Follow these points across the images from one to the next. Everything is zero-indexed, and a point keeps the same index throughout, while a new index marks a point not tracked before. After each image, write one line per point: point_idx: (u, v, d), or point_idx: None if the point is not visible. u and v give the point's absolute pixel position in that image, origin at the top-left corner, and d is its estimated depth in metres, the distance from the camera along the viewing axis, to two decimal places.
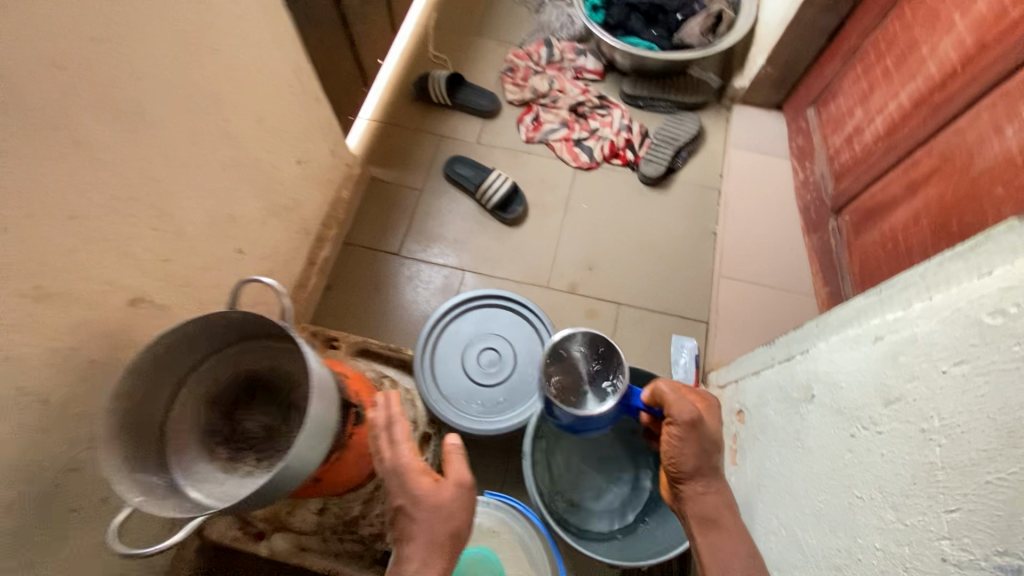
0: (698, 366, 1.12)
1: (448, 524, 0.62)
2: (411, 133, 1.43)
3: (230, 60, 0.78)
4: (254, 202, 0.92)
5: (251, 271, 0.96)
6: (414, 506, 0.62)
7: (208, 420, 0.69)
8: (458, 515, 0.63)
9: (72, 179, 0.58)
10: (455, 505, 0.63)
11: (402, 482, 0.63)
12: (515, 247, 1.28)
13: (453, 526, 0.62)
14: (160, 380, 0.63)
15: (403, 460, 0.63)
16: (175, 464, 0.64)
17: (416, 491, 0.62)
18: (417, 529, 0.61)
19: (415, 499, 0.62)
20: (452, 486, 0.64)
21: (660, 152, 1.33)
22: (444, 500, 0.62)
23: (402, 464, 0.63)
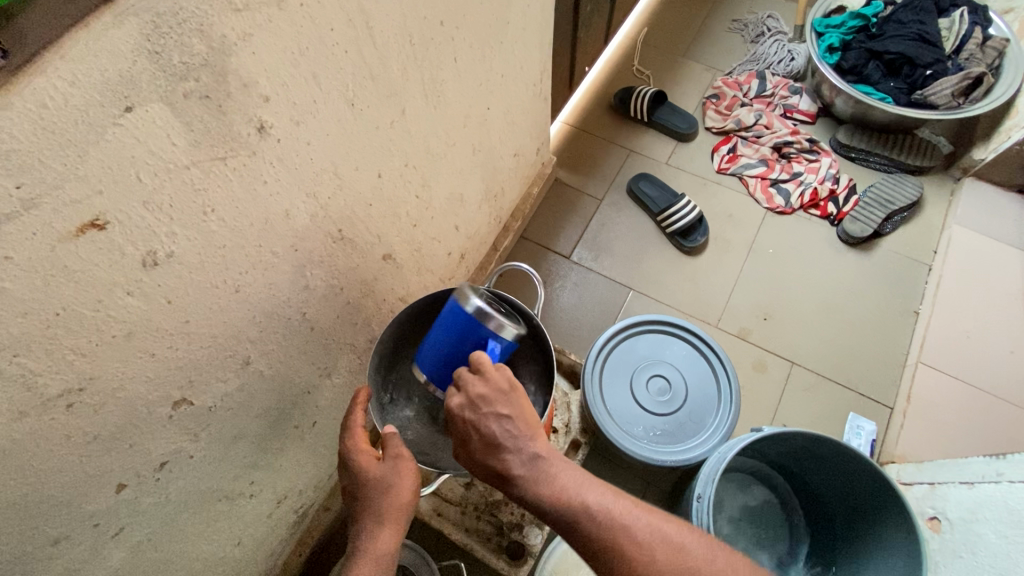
0: (872, 454, 1.03)
1: (386, 498, 0.58)
2: (602, 141, 1.44)
3: (506, 54, 0.83)
4: (477, 185, 0.97)
5: (457, 248, 1.01)
6: (360, 488, 0.60)
7: None
8: (397, 486, 0.58)
9: (385, 140, 0.65)
10: (394, 479, 0.59)
11: (347, 464, 0.61)
12: (687, 278, 1.25)
13: (400, 503, 0.58)
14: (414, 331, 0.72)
15: (346, 445, 0.62)
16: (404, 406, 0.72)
17: (360, 473, 0.60)
18: (369, 506, 0.59)
19: (356, 478, 0.60)
20: (391, 458, 0.59)
21: (871, 212, 1.24)
22: (384, 476, 0.59)
23: (347, 455, 0.61)
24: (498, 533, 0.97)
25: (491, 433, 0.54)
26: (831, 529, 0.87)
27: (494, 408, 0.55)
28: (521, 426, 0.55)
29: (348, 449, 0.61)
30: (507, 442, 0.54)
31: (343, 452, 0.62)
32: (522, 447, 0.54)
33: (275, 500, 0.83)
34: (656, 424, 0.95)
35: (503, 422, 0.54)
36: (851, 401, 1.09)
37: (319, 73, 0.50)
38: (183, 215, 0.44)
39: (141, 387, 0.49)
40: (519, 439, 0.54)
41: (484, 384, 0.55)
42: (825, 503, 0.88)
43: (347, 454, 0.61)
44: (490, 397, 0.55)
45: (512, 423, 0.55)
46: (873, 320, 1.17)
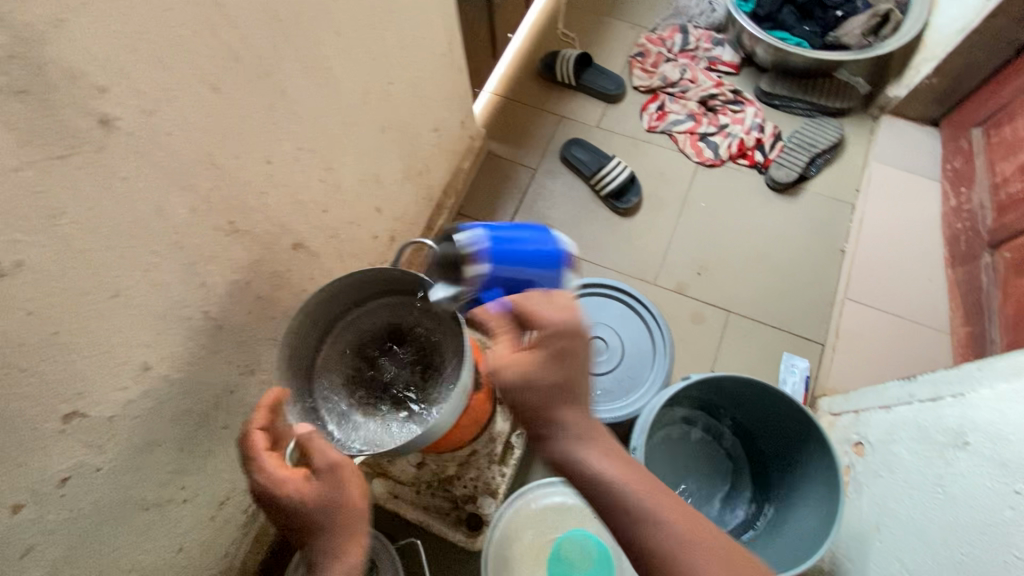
0: (807, 390, 1.07)
1: (337, 526, 0.52)
2: (532, 109, 1.42)
3: (402, 24, 0.81)
4: (394, 164, 0.96)
5: (383, 230, 1.00)
6: (297, 515, 0.53)
7: (352, 365, 0.73)
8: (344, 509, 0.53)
9: (269, 124, 0.63)
10: (339, 501, 0.53)
11: (271, 493, 0.53)
12: (625, 239, 1.26)
13: (351, 527, 0.53)
14: (316, 325, 0.68)
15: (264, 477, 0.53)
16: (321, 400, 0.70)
17: (292, 500, 0.52)
18: (318, 533, 0.52)
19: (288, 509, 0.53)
20: (326, 472, 0.53)
21: (795, 157, 1.27)
22: (325, 501, 0.52)
23: (267, 484, 0.53)
24: (455, 506, 0.98)
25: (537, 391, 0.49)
26: (768, 462, 0.90)
27: (580, 354, 0.49)
28: (574, 393, 0.50)
29: (267, 480, 0.53)
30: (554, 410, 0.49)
31: (259, 484, 0.53)
32: (575, 421, 0.49)
33: (217, 502, 0.82)
34: (595, 384, 0.97)
35: (578, 372, 0.49)
36: (785, 342, 1.13)
37: (168, 57, 0.48)
38: (26, 220, 0.42)
39: (19, 404, 0.47)
40: (557, 424, 0.49)
41: (520, 354, 0.49)
42: (757, 438, 0.92)
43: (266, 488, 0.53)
44: (571, 335, 0.49)
45: (563, 390, 0.49)
46: (803, 263, 1.20)
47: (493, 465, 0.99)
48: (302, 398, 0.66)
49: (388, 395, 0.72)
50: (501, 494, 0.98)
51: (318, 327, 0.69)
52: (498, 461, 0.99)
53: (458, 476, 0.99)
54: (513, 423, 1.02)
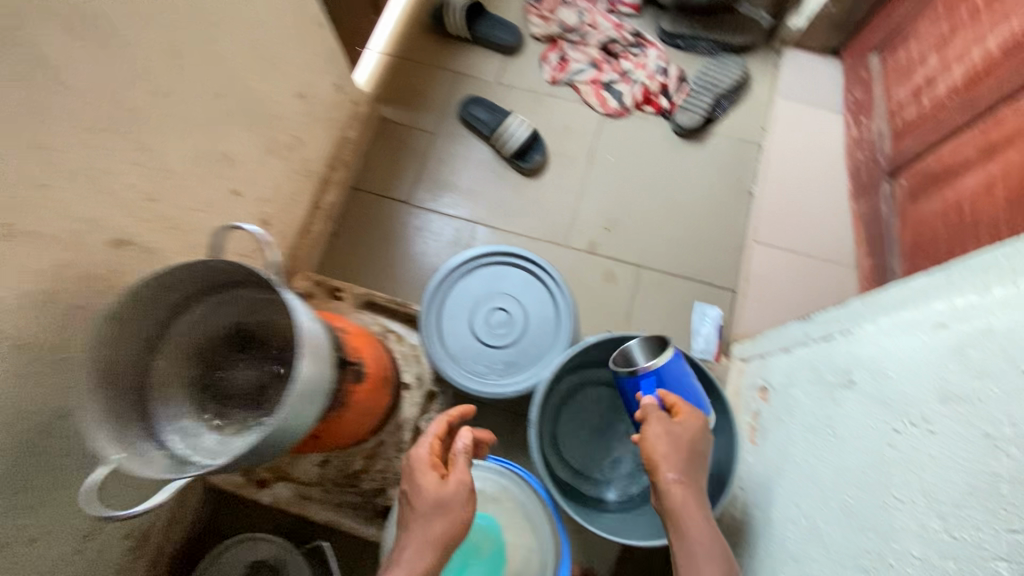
0: (721, 338, 1.06)
1: (440, 515, 0.66)
2: (425, 68, 1.31)
3: None
4: (246, 138, 0.85)
5: (248, 214, 0.90)
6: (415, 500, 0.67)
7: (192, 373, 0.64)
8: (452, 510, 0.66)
9: (33, 104, 0.52)
10: (455, 500, 0.67)
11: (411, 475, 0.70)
12: (532, 200, 1.20)
13: (448, 517, 0.66)
14: (139, 331, 0.57)
15: (416, 458, 0.71)
16: (157, 416, 0.59)
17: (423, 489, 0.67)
18: (422, 519, 0.66)
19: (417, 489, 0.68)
20: (454, 485, 0.68)
21: (699, 99, 1.22)
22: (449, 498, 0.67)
23: (413, 466, 0.70)
24: (367, 501, 0.93)
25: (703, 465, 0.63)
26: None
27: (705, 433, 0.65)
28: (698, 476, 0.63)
29: (416, 462, 0.71)
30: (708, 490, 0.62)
31: (411, 460, 0.71)
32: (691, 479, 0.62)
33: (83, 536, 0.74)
34: (499, 357, 0.92)
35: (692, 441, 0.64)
36: (697, 292, 1.11)
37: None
38: None
39: None
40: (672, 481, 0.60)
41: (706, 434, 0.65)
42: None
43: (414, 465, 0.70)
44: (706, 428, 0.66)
45: (677, 461, 0.62)
46: (712, 209, 1.17)
47: (402, 454, 0.93)
48: (131, 422, 0.56)
49: (243, 396, 0.65)
50: None
51: (142, 333, 0.58)
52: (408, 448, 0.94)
53: (365, 470, 0.93)
54: (421, 407, 0.96)
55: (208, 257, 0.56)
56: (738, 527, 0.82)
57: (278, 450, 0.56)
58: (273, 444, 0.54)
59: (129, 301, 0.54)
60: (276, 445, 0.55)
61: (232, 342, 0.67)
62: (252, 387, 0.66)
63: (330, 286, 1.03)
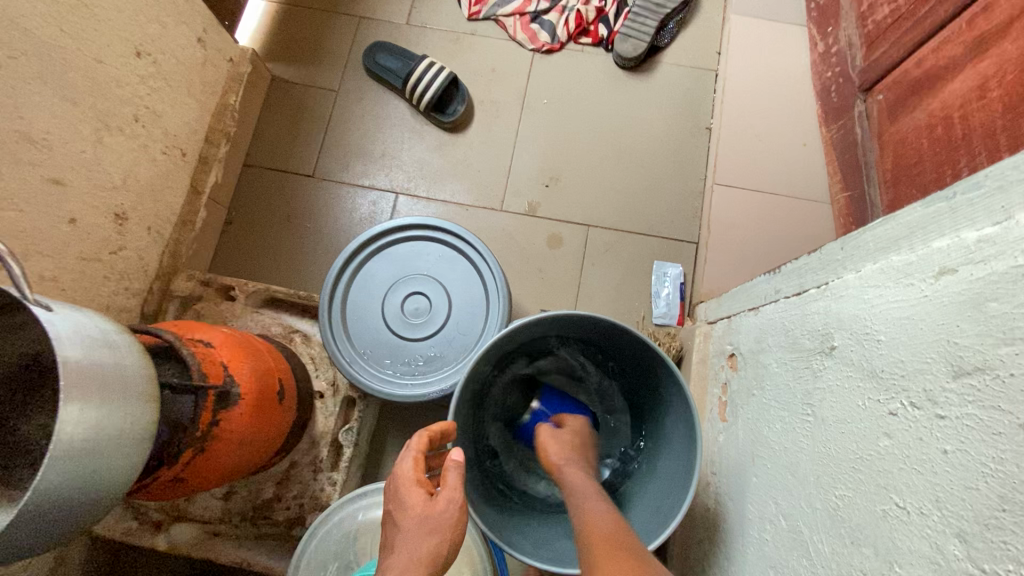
0: (683, 299, 0.93)
1: (428, 541, 0.49)
2: (321, 15, 1.11)
3: None
4: (62, 112, 0.67)
5: (91, 210, 0.73)
6: (399, 517, 0.51)
7: None
8: (445, 532, 0.49)
9: None
10: (445, 520, 0.50)
11: (394, 494, 0.53)
12: (458, 160, 1.02)
13: (436, 542, 0.49)
14: None
15: (398, 475, 0.54)
16: None
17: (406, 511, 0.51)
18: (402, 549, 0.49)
19: (399, 513, 0.51)
20: (444, 501, 0.51)
21: (642, 22, 1.03)
22: (441, 517, 0.50)
23: (396, 481, 0.53)
24: (285, 532, 0.80)
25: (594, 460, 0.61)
26: (638, 396, 0.74)
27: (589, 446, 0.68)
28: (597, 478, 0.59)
29: (398, 479, 0.53)
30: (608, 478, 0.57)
31: (392, 477, 0.54)
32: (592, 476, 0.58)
33: None
34: (421, 351, 0.78)
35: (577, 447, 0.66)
36: (653, 248, 0.97)
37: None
38: None
39: None
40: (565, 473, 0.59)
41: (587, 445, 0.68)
42: (621, 370, 0.75)
43: (396, 484, 0.54)
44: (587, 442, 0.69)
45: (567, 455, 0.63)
46: (664, 150, 1.01)
47: (319, 473, 0.80)
48: None
49: (33, 452, 0.47)
50: None
51: None
52: (326, 467, 0.80)
53: (278, 498, 0.80)
54: (339, 417, 0.82)
55: None
56: (711, 522, 0.70)
57: (77, 521, 0.42)
58: (58, 518, 0.40)
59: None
60: (68, 515, 0.41)
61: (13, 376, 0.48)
62: (47, 434, 0.48)
63: (220, 285, 0.87)
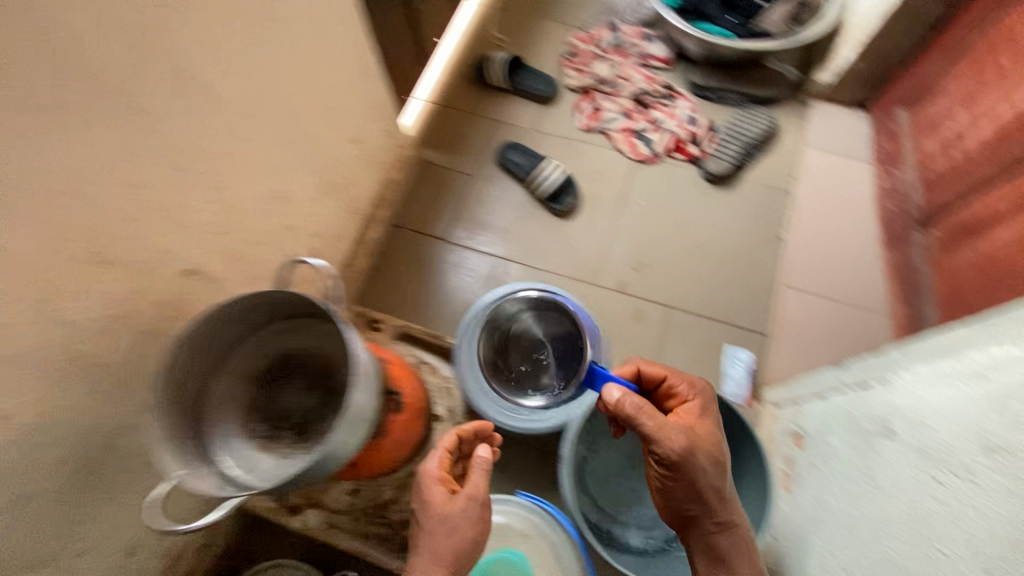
0: (751, 382, 1.05)
1: (449, 538, 0.65)
2: (466, 115, 1.39)
3: (294, 34, 0.77)
4: (304, 178, 0.92)
5: (301, 249, 0.96)
6: (425, 511, 0.67)
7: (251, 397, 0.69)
8: (463, 529, 0.65)
9: (132, 149, 0.59)
10: (463, 519, 0.66)
11: (422, 487, 0.69)
12: (564, 240, 1.23)
13: (456, 538, 0.65)
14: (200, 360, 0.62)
15: (424, 473, 0.70)
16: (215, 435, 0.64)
17: (432, 505, 0.67)
18: (429, 536, 0.65)
19: (425, 504, 0.67)
20: (465, 502, 0.67)
21: (728, 148, 1.26)
22: (456, 515, 0.66)
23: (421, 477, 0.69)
24: (395, 532, 0.94)
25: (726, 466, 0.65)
26: None
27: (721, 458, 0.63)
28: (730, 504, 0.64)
29: (425, 475, 0.69)
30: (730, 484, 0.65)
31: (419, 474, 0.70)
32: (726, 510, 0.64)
33: (123, 552, 0.76)
34: (532, 394, 0.94)
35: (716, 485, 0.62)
36: (727, 334, 1.11)
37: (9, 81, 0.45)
38: None
39: None
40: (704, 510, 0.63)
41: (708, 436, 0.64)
42: None
43: (423, 480, 0.69)
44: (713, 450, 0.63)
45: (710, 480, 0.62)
46: (741, 253, 1.19)
47: None
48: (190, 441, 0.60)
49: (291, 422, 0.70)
50: None
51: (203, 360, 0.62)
52: None
53: (394, 500, 0.96)
54: None
55: (263, 288, 0.59)
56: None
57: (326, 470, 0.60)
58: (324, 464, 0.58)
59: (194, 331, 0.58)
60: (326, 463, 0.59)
61: (284, 368, 0.72)
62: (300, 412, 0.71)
63: (369, 318, 1.08)
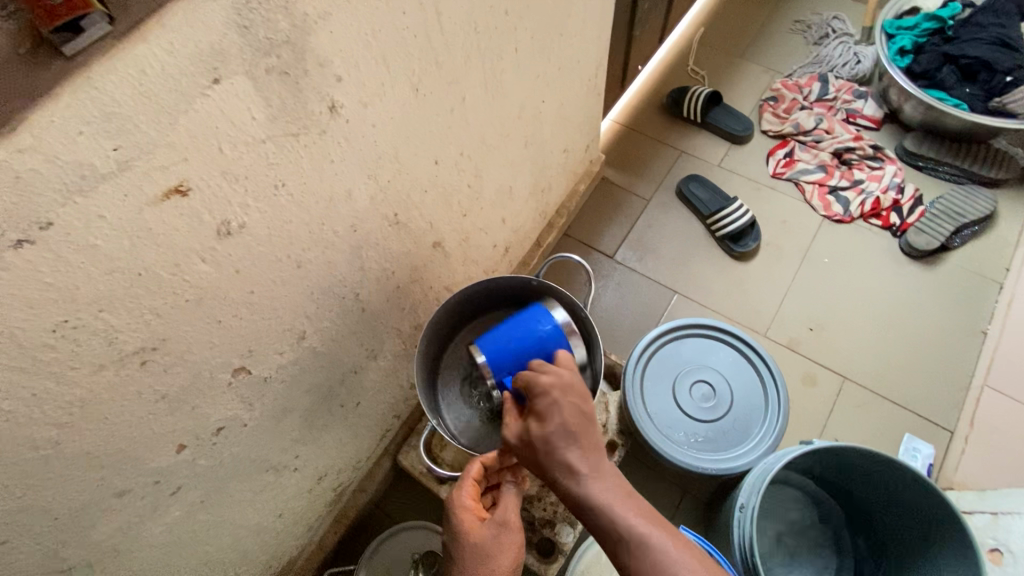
0: (930, 479, 0.97)
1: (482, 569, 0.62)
2: (653, 141, 1.40)
3: (567, 47, 0.83)
4: (525, 178, 0.98)
5: (502, 241, 1.02)
6: (458, 541, 0.65)
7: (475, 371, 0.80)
8: (495, 556, 0.62)
9: (443, 130, 0.66)
10: (494, 548, 0.63)
11: (454, 516, 0.67)
12: (736, 283, 1.20)
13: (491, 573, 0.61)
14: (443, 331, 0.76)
15: (456, 499, 0.68)
16: (444, 396, 0.78)
17: (465, 533, 0.65)
18: (466, 567, 0.62)
19: (457, 537, 0.65)
20: (497, 526, 0.65)
21: (939, 224, 1.17)
22: (485, 544, 0.63)
23: (453, 503, 0.67)
24: (531, 529, 0.92)
25: (573, 422, 0.53)
26: (869, 532, 0.87)
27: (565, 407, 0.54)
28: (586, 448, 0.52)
29: (457, 504, 0.67)
30: (582, 436, 0.53)
31: (451, 500, 0.68)
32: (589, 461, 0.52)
33: (315, 477, 0.84)
34: (697, 430, 0.93)
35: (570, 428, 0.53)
36: (908, 422, 1.03)
37: (399, 64, 0.53)
38: (256, 188, 0.46)
39: (207, 351, 0.51)
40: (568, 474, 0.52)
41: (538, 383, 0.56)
42: (865, 509, 0.86)
43: (455, 509, 0.67)
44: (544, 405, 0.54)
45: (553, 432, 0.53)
46: (934, 338, 1.10)
47: None
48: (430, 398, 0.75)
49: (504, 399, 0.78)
50: (582, 525, 0.92)
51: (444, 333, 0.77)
52: None
53: (539, 496, 0.93)
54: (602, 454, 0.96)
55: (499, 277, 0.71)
56: None
57: None
58: None
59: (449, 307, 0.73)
60: None
61: None
62: None
63: None
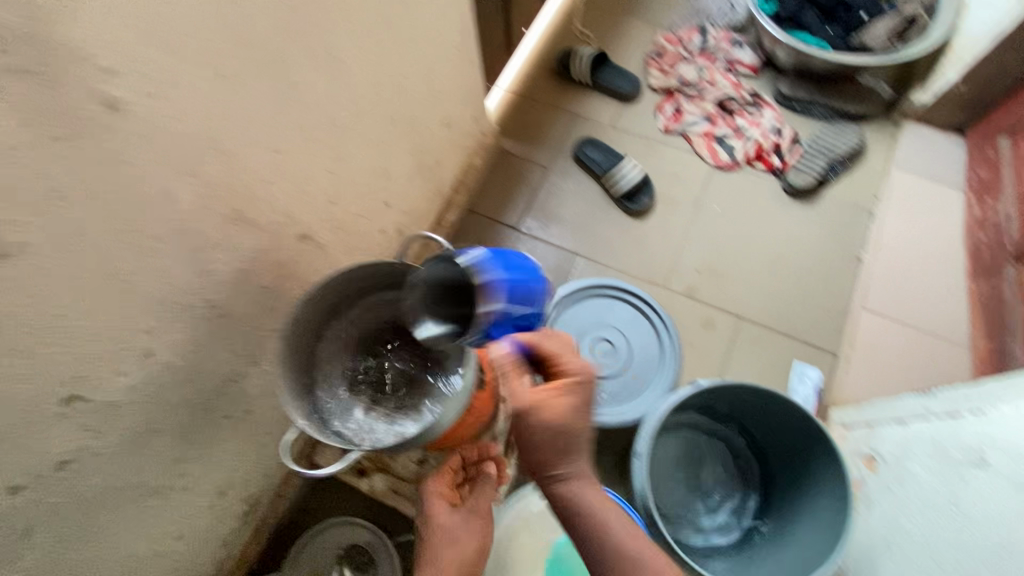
0: (819, 400, 1.05)
1: (453, 543, 0.75)
2: (546, 106, 1.39)
3: (416, 17, 0.80)
4: (404, 157, 0.95)
5: (391, 224, 0.99)
6: (435, 520, 0.77)
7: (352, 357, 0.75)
8: (465, 536, 0.76)
9: (275, 116, 0.62)
10: (464, 529, 0.77)
11: (432, 499, 0.79)
12: (636, 239, 1.23)
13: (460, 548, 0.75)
14: (313, 322, 0.68)
15: (436, 485, 0.79)
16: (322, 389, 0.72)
17: (441, 513, 0.77)
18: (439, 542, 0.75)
19: (434, 517, 0.77)
20: (468, 512, 0.78)
21: (813, 161, 1.24)
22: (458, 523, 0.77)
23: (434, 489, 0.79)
24: None
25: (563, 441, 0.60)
26: (765, 460, 0.92)
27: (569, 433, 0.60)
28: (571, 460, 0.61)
29: (437, 489, 0.79)
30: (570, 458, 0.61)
31: (432, 486, 0.79)
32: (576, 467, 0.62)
33: (215, 492, 0.81)
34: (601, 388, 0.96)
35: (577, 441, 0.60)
36: (797, 350, 1.10)
37: (193, 49, 0.49)
38: (27, 203, 0.41)
39: (17, 383, 0.46)
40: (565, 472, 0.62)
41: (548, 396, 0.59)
42: (760, 440, 0.91)
43: (435, 492, 0.79)
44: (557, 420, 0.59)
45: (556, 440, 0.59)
46: (817, 269, 1.18)
47: None
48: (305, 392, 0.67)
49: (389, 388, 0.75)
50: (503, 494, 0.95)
51: (315, 322, 0.69)
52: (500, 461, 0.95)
53: None
54: None
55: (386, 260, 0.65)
56: None
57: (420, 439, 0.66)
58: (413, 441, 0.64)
59: (317, 293, 0.65)
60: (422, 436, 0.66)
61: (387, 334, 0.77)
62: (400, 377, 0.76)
63: None
